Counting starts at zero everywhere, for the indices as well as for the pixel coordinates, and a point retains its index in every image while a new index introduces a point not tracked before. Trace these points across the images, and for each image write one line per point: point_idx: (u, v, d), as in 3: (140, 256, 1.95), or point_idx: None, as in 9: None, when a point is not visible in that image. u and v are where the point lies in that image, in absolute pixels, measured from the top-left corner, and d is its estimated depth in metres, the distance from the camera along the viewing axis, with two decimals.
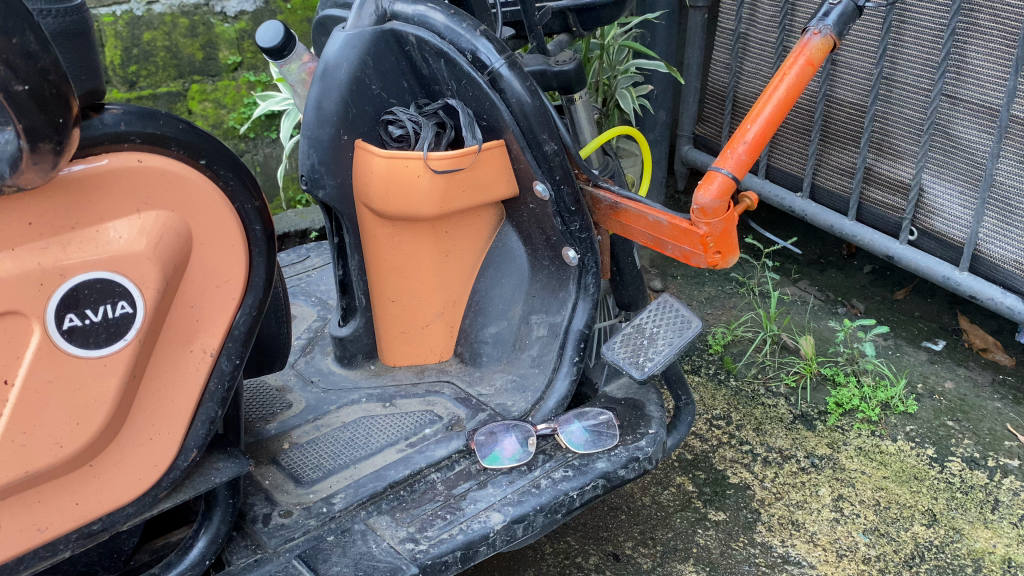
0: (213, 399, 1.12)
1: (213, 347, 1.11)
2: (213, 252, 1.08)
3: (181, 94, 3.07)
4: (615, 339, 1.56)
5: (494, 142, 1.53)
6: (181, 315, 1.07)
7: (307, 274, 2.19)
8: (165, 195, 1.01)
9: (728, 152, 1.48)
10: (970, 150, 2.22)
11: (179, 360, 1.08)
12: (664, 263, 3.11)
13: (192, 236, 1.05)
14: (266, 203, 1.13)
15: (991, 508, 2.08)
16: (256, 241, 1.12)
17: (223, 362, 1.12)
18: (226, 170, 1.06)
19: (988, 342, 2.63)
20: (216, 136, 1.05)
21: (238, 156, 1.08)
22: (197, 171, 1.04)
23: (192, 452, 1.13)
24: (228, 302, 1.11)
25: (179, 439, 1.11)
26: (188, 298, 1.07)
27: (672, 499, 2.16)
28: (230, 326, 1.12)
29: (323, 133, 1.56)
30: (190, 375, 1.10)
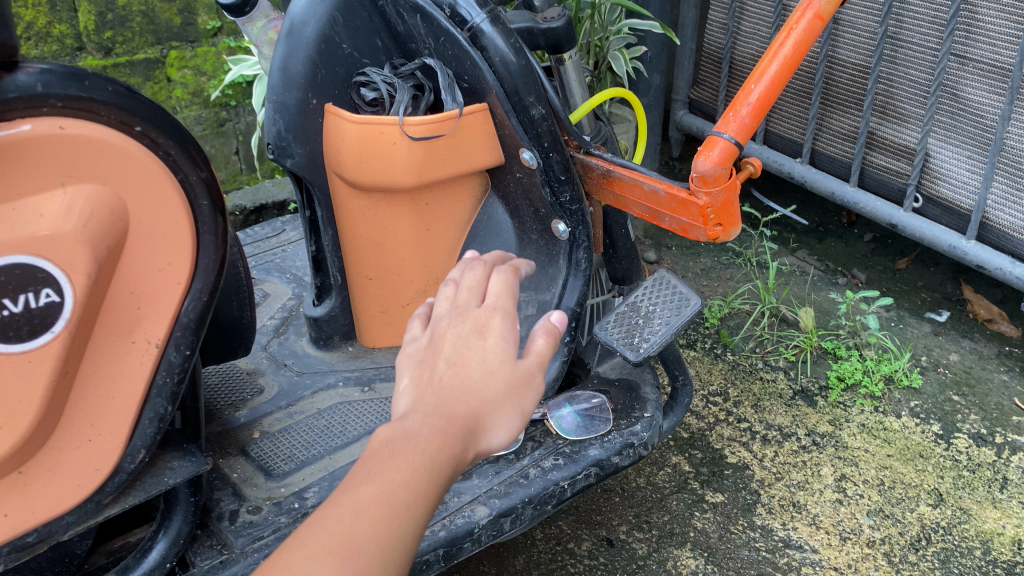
0: (162, 395, 1.02)
1: (158, 338, 1.00)
2: (154, 231, 0.96)
3: (159, 61, 2.90)
4: (608, 318, 1.45)
5: (477, 105, 1.39)
6: (121, 303, 0.96)
7: (283, 249, 2.08)
8: (95, 166, 0.89)
9: (730, 114, 1.36)
10: (979, 112, 2.10)
11: (120, 353, 0.98)
12: (658, 233, 2.99)
13: (129, 214, 0.94)
14: (214, 174, 1.01)
15: (999, 486, 2.00)
16: (203, 216, 1.01)
17: (171, 353, 1.02)
18: (164, 137, 0.95)
19: (993, 312, 2.54)
20: (153, 99, 0.93)
21: (181, 121, 0.96)
22: (132, 140, 0.92)
23: (140, 453, 1.03)
24: (174, 287, 1.00)
25: (124, 440, 1.01)
26: (127, 283, 0.96)
27: (668, 480, 2.07)
28: (178, 313, 1.01)
29: (291, 96, 1.44)
30: (133, 369, 0.99)
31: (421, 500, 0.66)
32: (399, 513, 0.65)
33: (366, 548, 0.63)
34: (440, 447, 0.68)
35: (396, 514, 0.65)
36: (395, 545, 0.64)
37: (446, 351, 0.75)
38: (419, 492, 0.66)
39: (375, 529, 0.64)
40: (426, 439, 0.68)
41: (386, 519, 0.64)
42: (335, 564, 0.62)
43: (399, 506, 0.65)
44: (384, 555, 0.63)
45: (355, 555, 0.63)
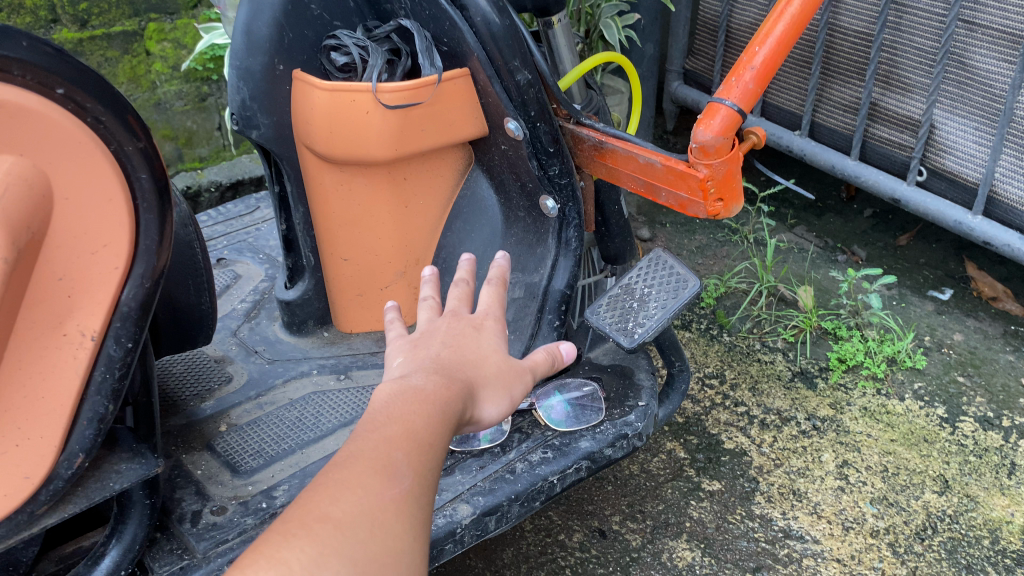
0: (102, 392, 0.93)
1: (93, 329, 0.91)
2: (85, 208, 0.87)
3: (136, 34, 2.70)
4: (601, 302, 1.35)
5: (458, 71, 1.29)
6: (47, 289, 0.87)
7: (257, 228, 1.97)
8: (13, 136, 0.80)
9: (733, 79, 1.26)
10: (988, 81, 1.99)
11: (48, 346, 0.89)
12: (652, 209, 2.89)
13: (54, 190, 0.85)
14: (153, 145, 0.92)
15: (1007, 472, 1.92)
16: (143, 191, 0.91)
17: (110, 346, 0.93)
18: (94, 103, 0.85)
19: (997, 290, 2.45)
20: (81, 61, 0.83)
21: (116, 86, 0.87)
22: (57, 105, 0.83)
23: (78, 459, 0.93)
24: (110, 272, 0.91)
25: (58, 444, 0.91)
26: (55, 267, 0.87)
27: (662, 467, 1.98)
28: (116, 301, 0.92)
29: (255, 62, 1.33)
30: (67, 365, 0.90)
31: (441, 441, 0.70)
32: (426, 448, 0.69)
33: (405, 471, 0.65)
34: (448, 402, 0.74)
35: (424, 447, 0.68)
36: (428, 472, 0.67)
37: (449, 334, 0.85)
38: (436, 433, 0.70)
39: (410, 458, 0.67)
40: (435, 395, 0.74)
41: (417, 450, 0.68)
42: (381, 481, 0.64)
43: (424, 442, 0.69)
44: (423, 478, 0.66)
45: (397, 475, 0.65)
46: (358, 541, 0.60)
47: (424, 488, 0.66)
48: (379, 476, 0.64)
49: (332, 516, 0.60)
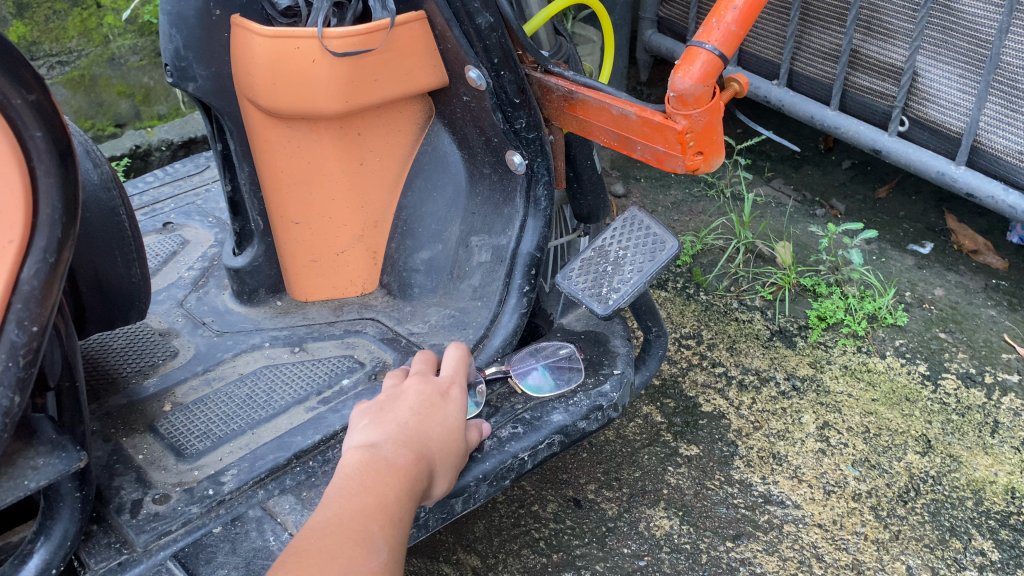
0: (6, 383, 0.81)
1: None
2: None
3: None
4: (572, 265, 1.26)
5: (413, 14, 1.18)
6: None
7: (206, 189, 1.84)
8: None
9: (713, 21, 1.15)
10: (973, 26, 1.90)
11: None
12: (626, 163, 2.79)
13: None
14: (47, 95, 0.82)
15: (990, 430, 1.87)
16: (38, 152, 0.83)
17: (12, 331, 0.81)
18: None
19: (978, 243, 2.39)
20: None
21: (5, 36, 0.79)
22: None
23: None
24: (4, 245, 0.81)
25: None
26: None
27: (639, 432, 1.91)
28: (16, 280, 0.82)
29: (188, 6, 1.19)
30: None
31: (407, 513, 0.88)
32: (394, 519, 0.86)
33: (380, 543, 0.82)
34: (411, 477, 0.92)
35: (393, 520, 0.85)
36: (397, 542, 0.84)
37: (420, 404, 1.05)
38: (402, 507, 0.88)
39: (383, 530, 0.84)
40: (404, 473, 0.92)
41: (389, 523, 0.85)
42: (363, 555, 0.80)
43: (394, 517, 0.86)
44: (393, 548, 0.83)
45: (374, 549, 0.81)
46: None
47: (395, 559, 0.82)
48: (361, 550, 0.80)
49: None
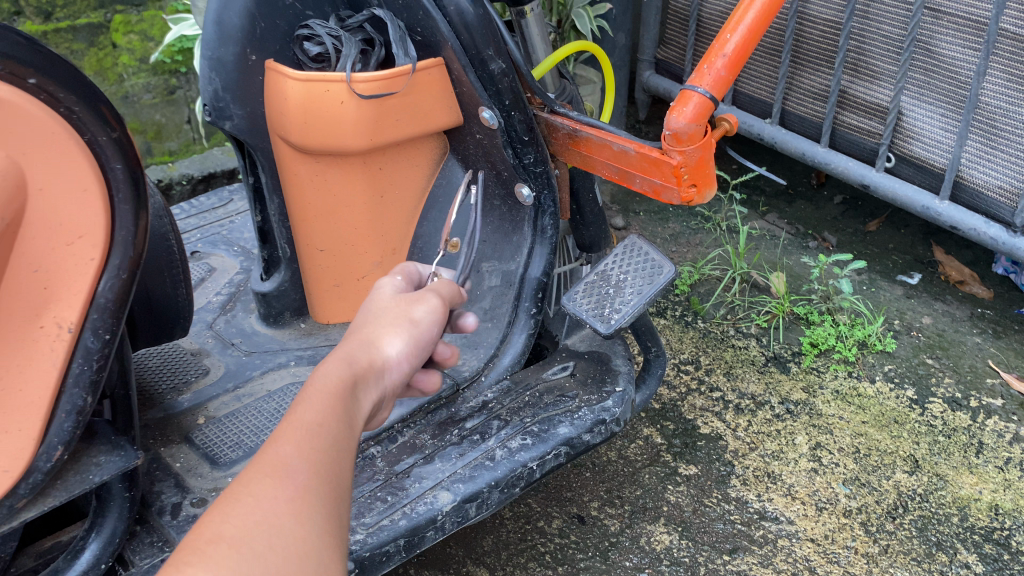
0: (80, 385, 0.92)
1: (70, 321, 0.91)
2: (54, 198, 0.87)
3: (101, 26, 2.72)
4: (577, 288, 1.37)
5: (432, 60, 1.30)
6: (22, 281, 0.88)
7: (231, 220, 1.96)
8: None
9: (705, 67, 1.28)
10: (953, 69, 2.00)
11: (26, 338, 0.89)
12: (626, 198, 2.90)
13: (25, 180, 0.85)
14: (127, 132, 0.91)
15: (975, 451, 1.96)
16: (118, 183, 0.91)
17: (88, 338, 0.92)
18: (62, 91, 0.84)
19: (964, 274, 2.49)
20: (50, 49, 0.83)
21: (88, 76, 0.87)
22: (24, 94, 0.82)
23: (57, 451, 0.93)
24: (86, 264, 0.91)
25: (36, 436, 0.91)
26: (27, 258, 0.88)
27: (640, 453, 2.00)
28: (94, 294, 0.92)
29: (226, 52, 1.32)
30: (43, 358, 0.90)
31: (332, 424, 0.74)
32: (317, 431, 0.72)
33: (298, 466, 0.68)
34: (333, 382, 0.79)
35: (312, 436, 0.71)
36: (324, 460, 0.70)
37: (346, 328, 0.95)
38: (329, 418, 0.74)
39: (300, 450, 0.70)
40: (324, 379, 0.79)
41: (306, 441, 0.71)
42: (274, 483, 0.66)
43: (314, 431, 0.72)
44: (318, 468, 0.69)
45: (289, 474, 0.67)
46: (253, 555, 0.61)
47: (321, 478, 0.69)
48: (270, 479, 0.66)
49: (225, 536, 0.62)
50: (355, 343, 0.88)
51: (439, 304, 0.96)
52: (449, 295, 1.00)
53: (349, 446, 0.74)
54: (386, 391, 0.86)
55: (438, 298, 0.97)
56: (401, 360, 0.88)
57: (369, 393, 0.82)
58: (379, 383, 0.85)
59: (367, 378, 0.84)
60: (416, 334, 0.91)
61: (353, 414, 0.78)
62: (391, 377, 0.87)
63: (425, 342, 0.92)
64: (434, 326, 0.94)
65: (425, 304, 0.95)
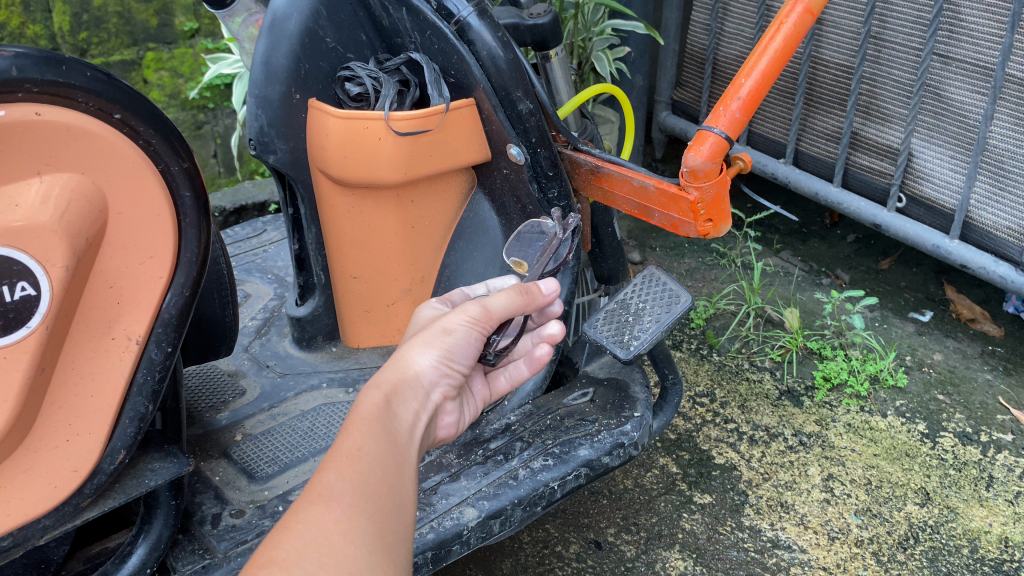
0: (143, 393, 1.01)
1: (138, 334, 0.99)
2: (133, 222, 0.96)
3: (134, 63, 2.85)
4: (597, 316, 1.43)
5: (465, 100, 1.38)
6: (99, 297, 0.96)
7: (264, 249, 2.04)
8: (71, 154, 0.89)
9: (721, 109, 1.37)
10: (962, 113, 2.05)
11: (100, 349, 0.97)
12: (642, 233, 2.98)
13: (108, 205, 0.94)
14: (197, 165, 1.01)
15: (985, 485, 1.98)
16: (186, 209, 1.01)
17: (152, 350, 1.01)
18: (145, 126, 0.94)
19: (976, 312, 2.52)
20: (133, 87, 0.92)
21: (164, 112, 0.96)
22: (111, 128, 0.92)
23: (120, 454, 1.02)
24: (155, 282, 0.99)
25: (102, 441, 1.00)
26: (105, 275, 0.96)
27: (656, 482, 2.04)
28: (159, 309, 1.01)
29: (273, 91, 1.41)
30: (113, 368, 0.98)
31: (373, 445, 0.76)
32: (357, 456, 0.74)
33: (342, 489, 0.71)
34: (370, 410, 0.81)
35: (354, 459, 0.74)
36: (367, 484, 0.72)
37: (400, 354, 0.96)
38: (369, 443, 0.76)
39: (342, 475, 0.72)
40: (362, 402, 0.82)
41: (347, 465, 0.73)
42: (320, 508, 0.69)
43: (354, 454, 0.74)
44: (361, 488, 0.72)
45: (334, 497, 0.70)
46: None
47: (366, 498, 0.71)
48: (316, 504, 0.69)
49: (278, 561, 0.64)
50: (389, 359, 0.90)
51: (479, 314, 0.93)
52: (500, 306, 0.96)
53: (395, 467, 0.76)
54: (427, 401, 0.87)
55: (480, 307, 0.94)
56: (435, 372, 0.89)
57: (406, 407, 0.84)
58: (416, 396, 0.87)
59: (401, 393, 0.85)
60: (449, 346, 0.91)
61: (396, 434, 0.80)
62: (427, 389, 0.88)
63: (461, 350, 0.92)
64: (472, 335, 0.93)
65: (460, 314, 0.93)
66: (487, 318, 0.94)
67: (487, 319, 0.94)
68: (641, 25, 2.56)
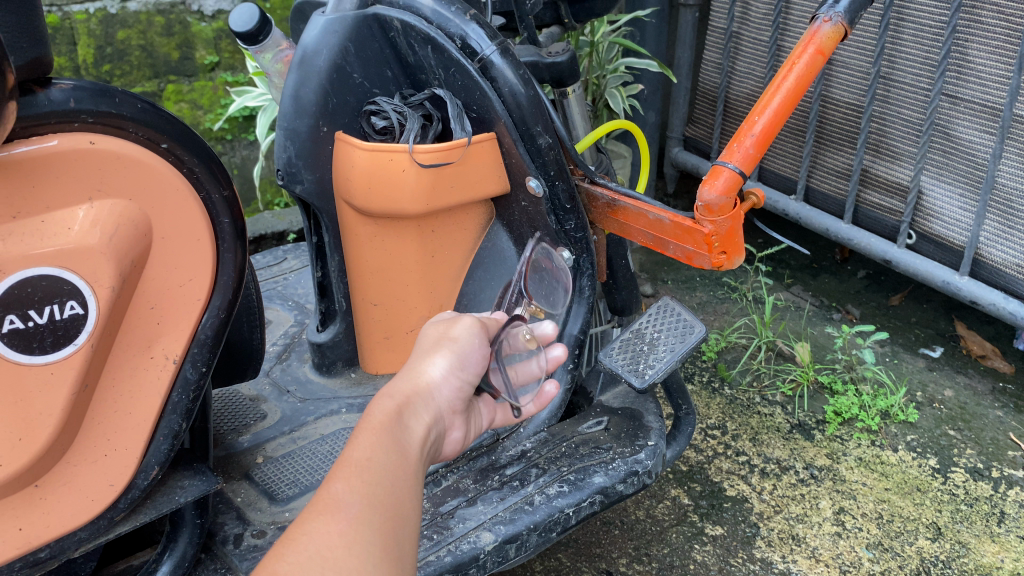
0: (177, 411, 1.09)
1: (175, 354, 1.07)
2: (174, 246, 1.04)
3: (155, 95, 2.93)
4: (613, 345, 1.47)
5: (486, 134, 1.42)
6: (141, 317, 1.03)
7: (285, 277, 2.09)
8: (121, 182, 0.97)
9: (735, 145, 1.41)
10: (970, 152, 2.09)
11: (140, 367, 1.04)
12: (655, 267, 3.02)
13: (153, 229, 1.01)
14: (235, 193, 1.10)
15: (997, 520, 1.94)
16: (224, 234, 1.09)
17: (187, 369, 1.09)
18: (189, 155, 1.02)
19: (986, 348, 2.52)
20: (178, 117, 1.01)
21: (205, 140, 1.05)
22: (158, 156, 1.00)
23: (153, 470, 1.09)
24: (192, 303, 1.07)
25: (138, 456, 1.07)
26: (147, 298, 1.03)
27: (667, 513, 2.02)
28: (195, 330, 1.09)
29: (302, 123, 1.46)
30: (151, 384, 1.06)
31: (382, 456, 0.76)
32: (366, 466, 0.74)
33: (351, 500, 0.70)
34: (378, 421, 0.80)
35: (362, 472, 0.73)
36: (375, 496, 0.72)
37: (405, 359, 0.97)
38: (378, 454, 0.76)
39: (351, 487, 0.71)
40: (373, 414, 0.82)
41: (357, 478, 0.72)
42: (326, 519, 0.68)
43: (362, 465, 0.74)
44: (371, 500, 0.71)
45: (342, 508, 0.69)
46: None
47: (374, 509, 0.70)
48: (322, 514, 0.68)
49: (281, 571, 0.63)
50: (401, 371, 0.92)
51: (478, 323, 0.98)
52: (492, 309, 1.01)
53: (403, 481, 0.75)
54: (436, 412, 0.88)
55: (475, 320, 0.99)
56: (446, 380, 0.91)
57: (417, 419, 0.85)
58: (426, 407, 0.88)
59: (413, 405, 0.86)
60: (460, 354, 0.94)
61: (406, 446, 0.79)
62: (437, 399, 0.90)
63: (472, 356, 0.94)
64: (477, 344, 0.96)
65: (463, 324, 0.97)
66: (485, 326, 0.98)
67: (485, 327, 0.99)
68: (654, 63, 2.62)
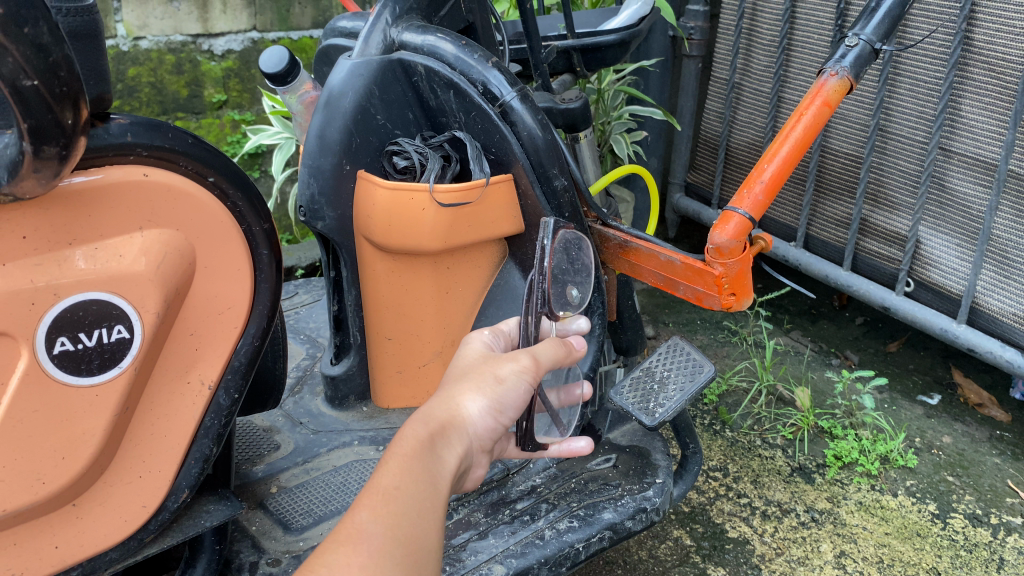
0: (208, 436, 1.12)
1: (210, 379, 1.11)
2: (215, 274, 1.08)
3: None
4: (624, 383, 1.50)
5: (503, 176, 1.47)
6: (180, 343, 1.07)
7: (296, 311, 2.13)
8: (170, 212, 1.01)
9: (745, 192, 1.47)
10: (965, 204, 2.14)
11: (176, 391, 1.08)
12: (656, 309, 3.06)
13: (196, 258, 1.06)
14: (274, 227, 1.14)
15: (997, 567, 1.95)
16: (262, 264, 1.14)
17: (220, 396, 1.13)
18: (233, 189, 1.07)
19: (983, 397, 2.54)
20: (225, 153, 1.06)
21: (247, 176, 1.10)
22: (204, 189, 1.05)
23: (182, 494, 1.12)
24: (230, 331, 1.11)
25: (170, 479, 1.10)
26: (187, 324, 1.07)
27: (670, 553, 2.02)
28: (230, 357, 1.13)
29: (326, 161, 1.49)
30: (185, 410, 1.10)
31: (409, 483, 0.78)
32: (393, 495, 0.76)
33: (373, 528, 0.73)
34: (410, 445, 0.83)
35: (387, 497, 0.76)
36: (400, 527, 0.74)
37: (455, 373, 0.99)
38: (407, 483, 0.78)
39: (374, 515, 0.74)
40: (405, 437, 0.84)
41: (381, 506, 0.75)
42: (347, 550, 0.71)
43: (387, 491, 0.76)
44: (393, 530, 0.74)
45: (364, 538, 0.72)
46: None
47: (396, 539, 0.73)
48: (344, 544, 0.71)
49: None
50: (437, 401, 0.92)
51: (530, 366, 0.97)
52: (546, 357, 1.00)
53: (429, 507, 0.78)
54: (469, 447, 0.89)
55: (530, 358, 0.98)
56: (482, 418, 0.91)
57: (450, 450, 0.86)
58: (460, 438, 0.89)
59: (447, 435, 0.87)
60: (500, 396, 0.93)
61: (435, 474, 0.82)
62: (472, 435, 0.90)
63: (511, 400, 0.94)
64: (522, 386, 0.96)
65: (513, 363, 0.96)
66: (535, 369, 0.97)
67: (536, 370, 0.98)
68: (658, 110, 2.68)
